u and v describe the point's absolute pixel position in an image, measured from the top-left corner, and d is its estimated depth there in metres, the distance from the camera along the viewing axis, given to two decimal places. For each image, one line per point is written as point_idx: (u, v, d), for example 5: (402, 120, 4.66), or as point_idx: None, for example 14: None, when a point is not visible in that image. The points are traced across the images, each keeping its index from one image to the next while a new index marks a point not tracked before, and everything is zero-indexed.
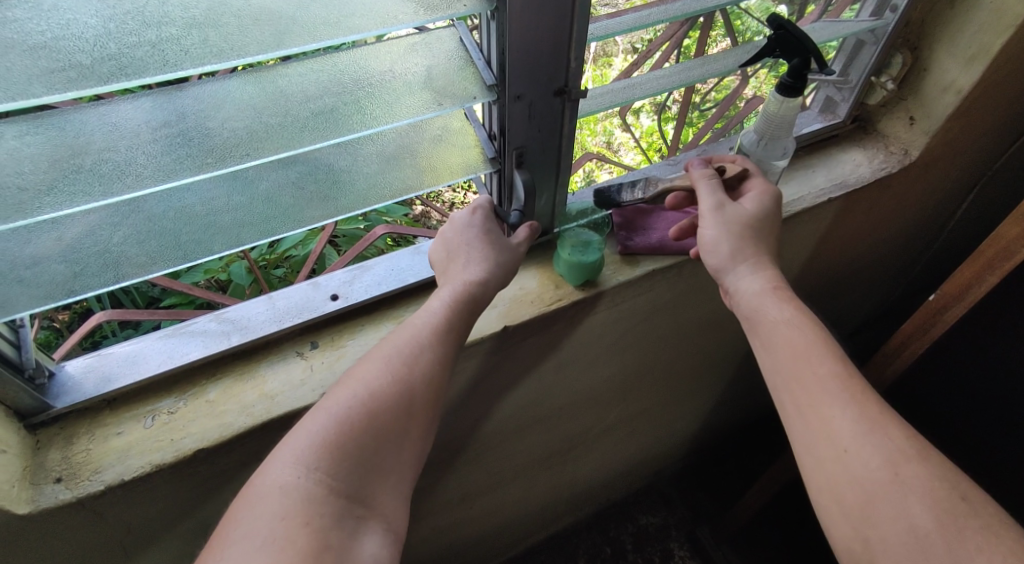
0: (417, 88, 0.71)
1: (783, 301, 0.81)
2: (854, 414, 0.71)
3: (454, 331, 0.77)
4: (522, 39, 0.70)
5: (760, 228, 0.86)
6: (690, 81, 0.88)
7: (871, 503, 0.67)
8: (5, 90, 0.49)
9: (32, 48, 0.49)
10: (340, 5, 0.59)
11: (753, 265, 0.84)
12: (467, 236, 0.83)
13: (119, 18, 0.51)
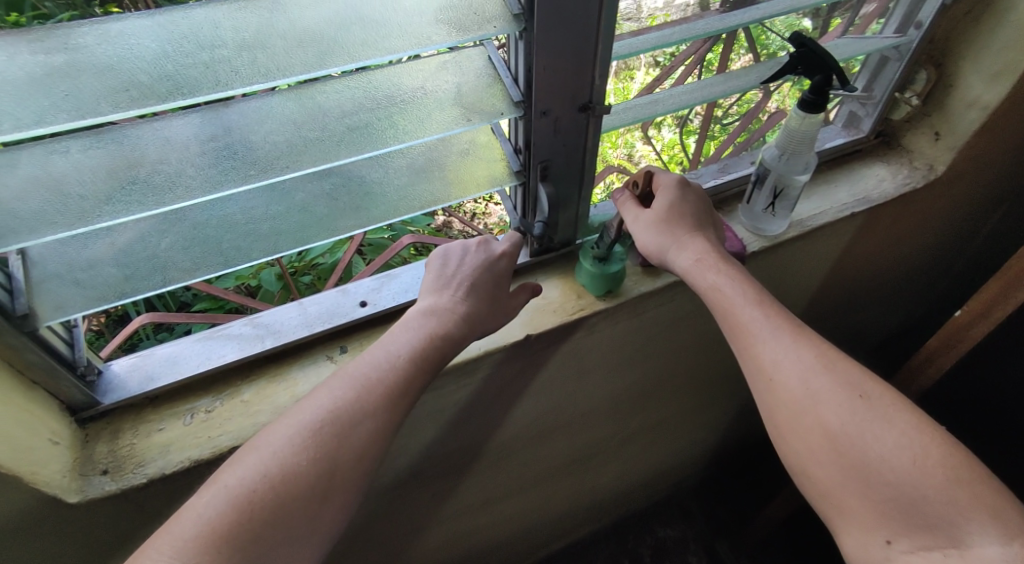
0: (447, 104, 0.74)
1: (709, 271, 0.83)
2: (779, 343, 0.76)
3: (388, 399, 0.72)
4: (547, 58, 0.73)
5: (678, 219, 0.87)
6: (711, 97, 0.90)
7: (796, 418, 0.73)
8: (76, 109, 0.53)
9: (100, 69, 0.54)
10: (377, 27, 0.62)
11: (681, 250, 0.85)
12: (470, 277, 0.84)
13: (177, 41, 0.55)
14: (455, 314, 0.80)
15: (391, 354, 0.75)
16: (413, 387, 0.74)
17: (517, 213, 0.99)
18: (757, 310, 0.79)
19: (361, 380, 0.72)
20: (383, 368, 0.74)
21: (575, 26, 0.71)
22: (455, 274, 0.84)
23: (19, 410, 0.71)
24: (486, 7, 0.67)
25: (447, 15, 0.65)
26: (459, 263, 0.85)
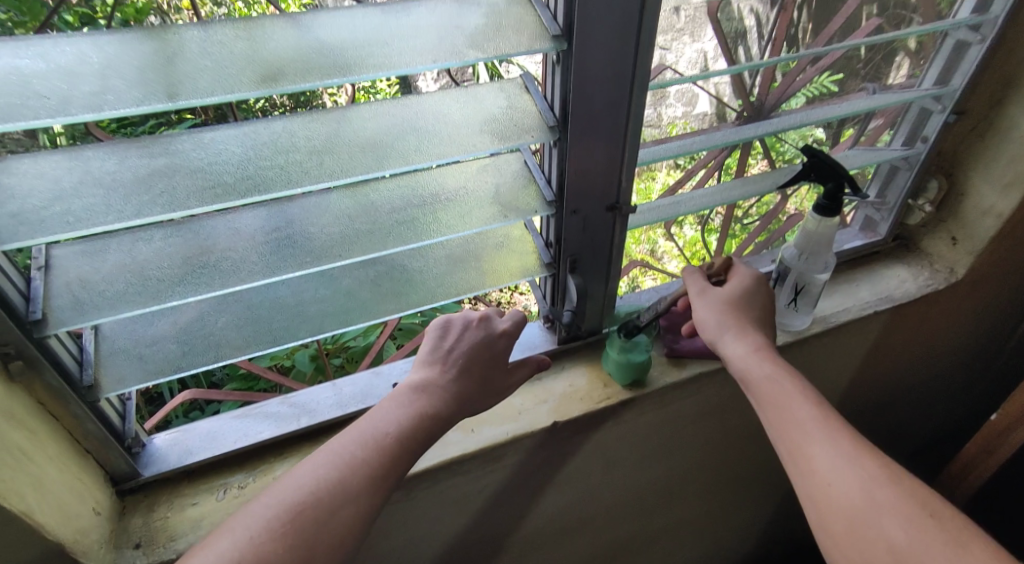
0: (486, 202, 0.81)
1: (768, 361, 0.83)
2: (824, 437, 0.74)
3: (381, 480, 0.69)
4: (579, 163, 0.80)
5: (743, 308, 0.90)
6: (730, 200, 0.96)
7: (857, 531, 0.68)
8: (168, 202, 0.60)
9: (193, 171, 0.62)
10: (429, 136, 0.70)
11: (739, 334, 0.86)
12: (465, 355, 0.83)
13: (258, 147, 0.64)
14: (446, 394, 0.78)
15: (372, 431, 0.72)
16: (397, 468, 0.71)
17: (546, 303, 1.04)
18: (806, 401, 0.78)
19: (341, 458, 0.69)
20: (364, 446, 0.70)
21: (605, 135, 0.78)
22: (450, 350, 0.83)
23: (72, 478, 0.75)
24: (524, 121, 0.74)
25: (491, 127, 0.72)
26: (451, 338, 0.84)
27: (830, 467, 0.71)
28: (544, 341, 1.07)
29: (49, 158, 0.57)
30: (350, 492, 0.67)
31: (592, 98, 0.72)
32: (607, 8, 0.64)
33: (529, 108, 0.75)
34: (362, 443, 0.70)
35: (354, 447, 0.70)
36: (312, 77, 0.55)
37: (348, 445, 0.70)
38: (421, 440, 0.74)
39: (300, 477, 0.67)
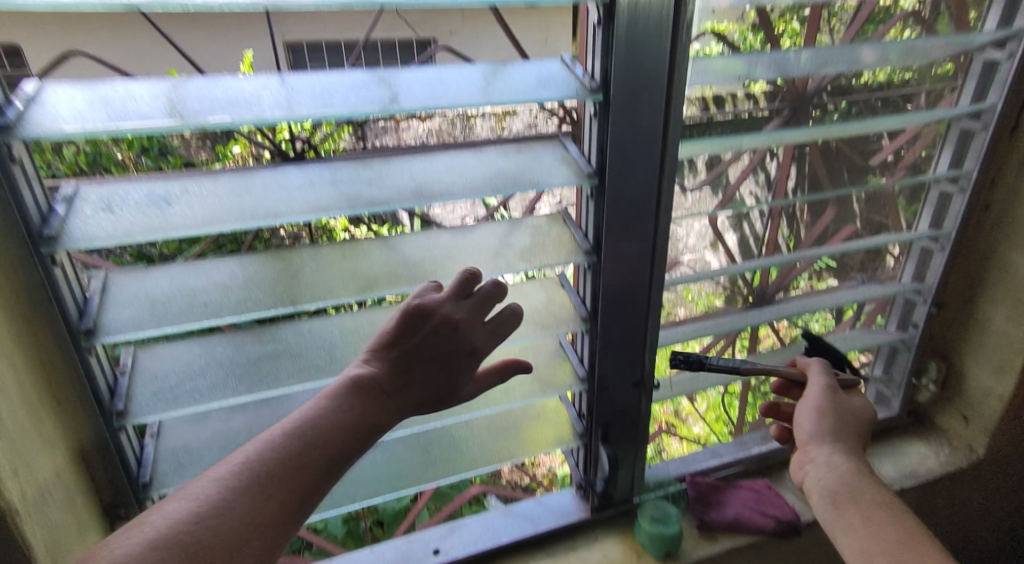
0: (527, 378, 0.93)
1: (875, 495, 0.80)
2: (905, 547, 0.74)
3: (300, 502, 0.56)
4: (608, 346, 0.89)
5: (854, 424, 0.86)
6: (743, 375, 1.06)
7: None
8: (269, 379, 0.72)
9: (291, 353, 0.75)
10: None
11: (841, 449, 0.84)
12: (427, 346, 0.66)
13: (344, 333, 0.78)
14: (394, 397, 0.64)
15: (279, 455, 0.56)
16: (319, 486, 0.57)
17: (579, 469, 1.09)
18: (876, 504, 0.79)
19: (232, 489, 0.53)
20: (264, 470, 0.55)
21: (631, 321, 0.88)
22: (405, 341, 0.66)
23: None
24: (558, 313, 0.87)
25: (534, 316, 0.86)
26: (418, 324, 0.65)
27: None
28: (577, 508, 1.11)
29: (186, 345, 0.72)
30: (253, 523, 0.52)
31: (616, 292, 0.84)
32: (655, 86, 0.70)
33: (562, 303, 0.89)
34: (265, 462, 0.55)
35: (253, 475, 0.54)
36: (399, 284, 0.70)
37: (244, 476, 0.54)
38: (344, 457, 0.59)
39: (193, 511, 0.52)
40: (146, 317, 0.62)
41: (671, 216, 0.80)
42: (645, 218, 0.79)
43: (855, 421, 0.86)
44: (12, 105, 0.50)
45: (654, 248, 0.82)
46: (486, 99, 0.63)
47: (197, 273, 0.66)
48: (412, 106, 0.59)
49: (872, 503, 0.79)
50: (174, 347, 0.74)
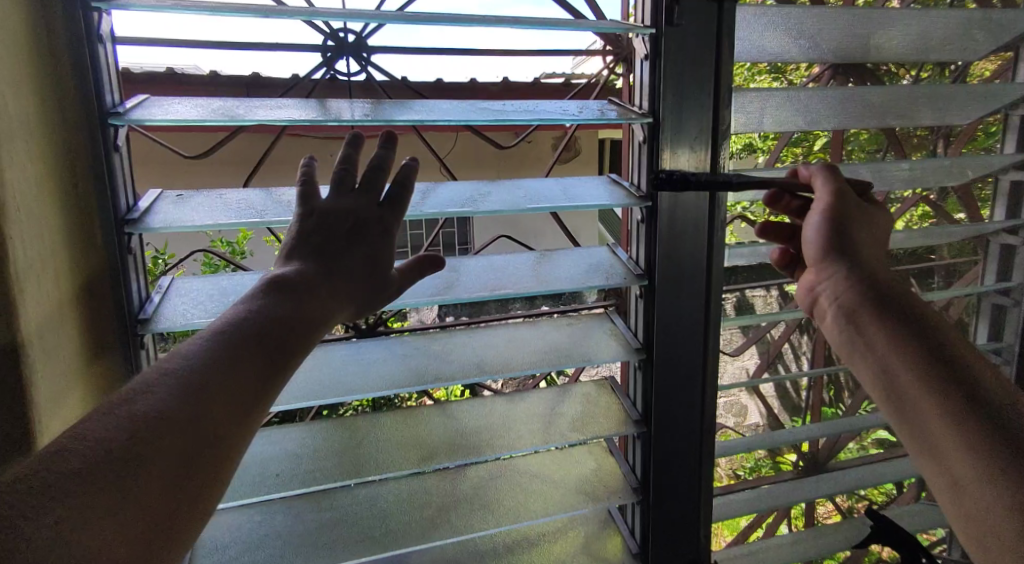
0: (577, 551, 0.90)
1: (891, 314, 0.62)
2: (926, 380, 0.57)
3: (247, 388, 0.50)
4: (663, 519, 0.86)
5: (864, 239, 0.67)
6: (805, 554, 1.00)
7: None
8: (320, 553, 0.74)
9: (344, 524, 0.78)
10: (533, 496, 0.84)
11: (851, 265, 0.65)
12: (326, 217, 0.64)
13: (397, 504, 0.81)
14: (321, 287, 0.60)
15: (191, 364, 0.49)
16: (258, 373, 0.51)
17: None
18: (893, 336, 0.60)
19: (133, 412, 0.45)
20: (174, 377, 0.48)
21: (684, 498, 0.86)
22: (307, 222, 0.64)
23: None
24: (609, 483, 0.87)
25: (583, 488, 0.86)
26: (328, 214, 0.64)
27: (943, 424, 0.55)
28: None
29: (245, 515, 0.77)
30: (175, 434, 0.45)
31: (669, 469, 0.84)
32: (692, 246, 0.76)
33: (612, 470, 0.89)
34: (174, 371, 0.48)
35: (166, 392, 0.47)
36: (458, 456, 0.76)
37: (151, 400, 0.46)
38: (275, 348, 0.53)
39: (57, 453, 0.41)
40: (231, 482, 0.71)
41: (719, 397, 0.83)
42: (693, 394, 0.82)
43: (870, 235, 0.67)
44: (152, 296, 0.71)
45: (704, 425, 0.83)
46: (541, 284, 0.77)
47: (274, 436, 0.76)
48: (478, 293, 0.75)
49: (891, 335, 0.60)
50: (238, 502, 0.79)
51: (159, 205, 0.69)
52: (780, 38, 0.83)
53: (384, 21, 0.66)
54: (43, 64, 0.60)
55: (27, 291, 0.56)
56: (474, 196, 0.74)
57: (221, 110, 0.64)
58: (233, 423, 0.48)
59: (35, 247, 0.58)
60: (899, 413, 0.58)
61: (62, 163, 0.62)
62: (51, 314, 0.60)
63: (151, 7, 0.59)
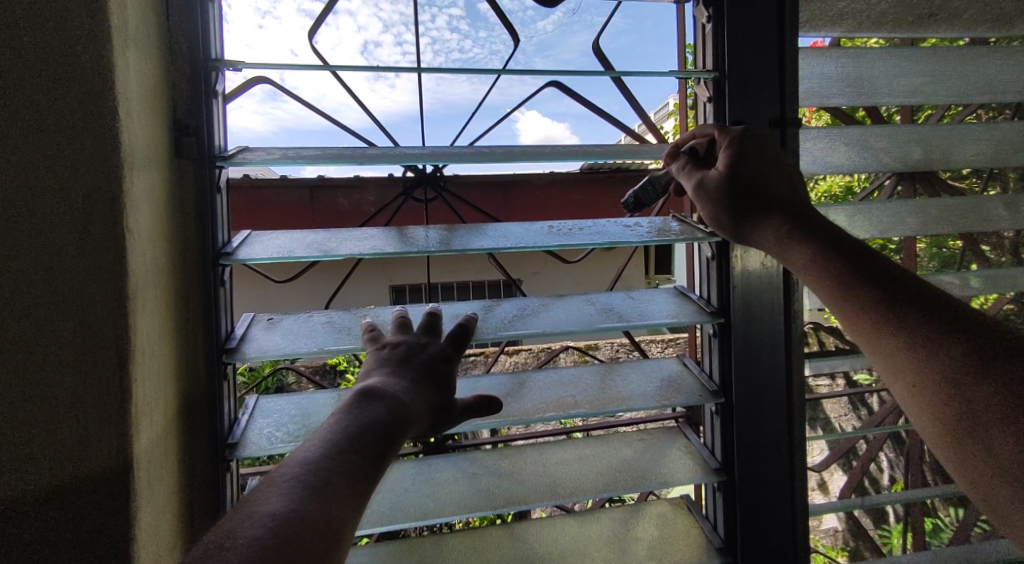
0: None
1: (806, 249, 0.81)
2: (938, 354, 0.70)
3: (352, 468, 0.64)
4: None
5: (750, 173, 0.87)
6: None
7: (975, 424, 0.67)
8: None
9: None
10: (614, 546, 0.96)
11: (765, 228, 0.86)
12: (408, 363, 0.80)
13: (494, 540, 0.96)
14: (407, 406, 0.76)
15: (306, 469, 0.63)
16: (363, 462, 0.65)
17: None
18: (984, 387, 0.67)
19: (271, 521, 0.58)
20: (302, 471, 0.63)
21: (775, 552, 0.95)
22: (387, 353, 0.82)
23: None
24: (679, 546, 0.97)
25: (653, 552, 0.96)
26: (414, 354, 0.82)
27: None
28: None
29: (359, 550, 0.93)
30: (313, 533, 0.58)
31: (758, 532, 0.94)
32: (760, 412, 0.93)
33: (691, 526, 1.00)
34: (304, 467, 0.63)
35: (289, 501, 0.60)
36: (558, 496, 0.91)
37: (278, 505, 0.59)
38: (371, 460, 0.66)
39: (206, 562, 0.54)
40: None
41: (806, 465, 0.95)
42: (778, 464, 0.94)
43: (896, 275, 0.76)
44: (237, 419, 0.92)
45: (794, 497, 0.95)
46: (629, 405, 0.91)
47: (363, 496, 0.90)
48: (563, 415, 0.89)
49: (973, 382, 0.67)
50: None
51: (252, 330, 0.91)
52: (835, 151, 1.01)
53: (444, 159, 0.88)
54: (170, 228, 0.81)
55: (144, 423, 0.73)
56: (539, 307, 0.94)
57: (315, 246, 0.87)
58: (344, 508, 0.61)
59: (152, 384, 0.75)
60: (1002, 475, 0.65)
61: (178, 294, 0.82)
62: (158, 442, 0.76)
63: (258, 161, 0.84)
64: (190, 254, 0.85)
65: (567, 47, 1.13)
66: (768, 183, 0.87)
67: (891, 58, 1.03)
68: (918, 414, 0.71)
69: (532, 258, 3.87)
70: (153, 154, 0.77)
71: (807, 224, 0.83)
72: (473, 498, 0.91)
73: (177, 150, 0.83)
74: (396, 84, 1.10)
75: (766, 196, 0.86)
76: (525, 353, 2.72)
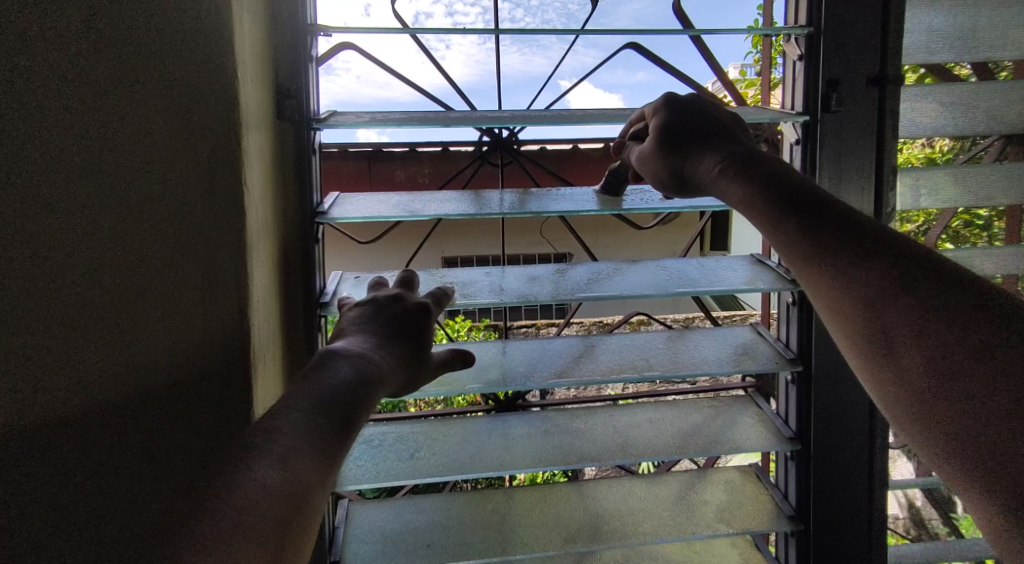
0: None
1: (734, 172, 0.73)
2: (861, 270, 0.59)
3: (319, 434, 0.61)
4: (822, 551, 0.94)
5: (682, 124, 0.82)
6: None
7: (892, 344, 0.56)
8: (510, 536, 0.93)
9: (520, 521, 0.95)
10: (685, 508, 0.97)
11: (700, 161, 0.79)
12: (383, 320, 0.79)
13: (565, 495, 0.99)
14: (378, 356, 0.73)
15: (290, 425, 0.61)
16: (329, 433, 0.62)
17: None
18: (903, 302, 0.56)
19: (257, 483, 0.54)
20: (285, 427, 0.60)
21: (847, 522, 0.94)
22: (364, 311, 0.81)
23: None
24: (748, 509, 0.97)
25: (723, 515, 0.96)
26: (386, 307, 0.81)
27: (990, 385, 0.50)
28: None
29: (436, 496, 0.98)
30: (282, 490, 0.55)
31: (832, 501, 0.94)
32: (839, 383, 0.91)
33: (761, 493, 1.00)
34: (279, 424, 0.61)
35: (270, 457, 0.57)
36: (631, 456, 0.92)
37: (256, 458, 0.57)
38: (336, 423, 0.63)
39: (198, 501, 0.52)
40: (384, 467, 0.90)
41: (885, 439, 0.93)
42: (856, 435, 0.92)
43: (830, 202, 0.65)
44: None
45: (870, 469, 0.93)
46: (704, 369, 0.91)
47: (439, 445, 0.94)
48: (635, 376, 0.89)
49: (892, 300, 0.56)
50: (419, 503, 0.98)
51: (342, 286, 0.97)
52: (935, 112, 0.96)
53: (523, 121, 0.88)
54: (274, 188, 0.86)
55: (255, 366, 0.79)
56: (612, 272, 0.94)
57: (399, 207, 0.89)
58: (315, 474, 0.59)
59: (259, 331, 0.81)
60: (919, 403, 0.53)
61: (279, 249, 0.88)
62: (264, 382, 0.82)
63: (350, 124, 0.87)
64: (289, 214, 0.90)
65: (619, 15, 1.11)
66: (698, 127, 0.81)
67: (1008, 9, 0.95)
68: (840, 335, 0.60)
69: (586, 229, 3.85)
70: (259, 112, 0.81)
71: (739, 157, 0.75)
72: (547, 453, 0.93)
73: (279, 113, 0.87)
74: (446, 55, 1.13)
75: (694, 139, 0.81)
76: (580, 327, 2.71)
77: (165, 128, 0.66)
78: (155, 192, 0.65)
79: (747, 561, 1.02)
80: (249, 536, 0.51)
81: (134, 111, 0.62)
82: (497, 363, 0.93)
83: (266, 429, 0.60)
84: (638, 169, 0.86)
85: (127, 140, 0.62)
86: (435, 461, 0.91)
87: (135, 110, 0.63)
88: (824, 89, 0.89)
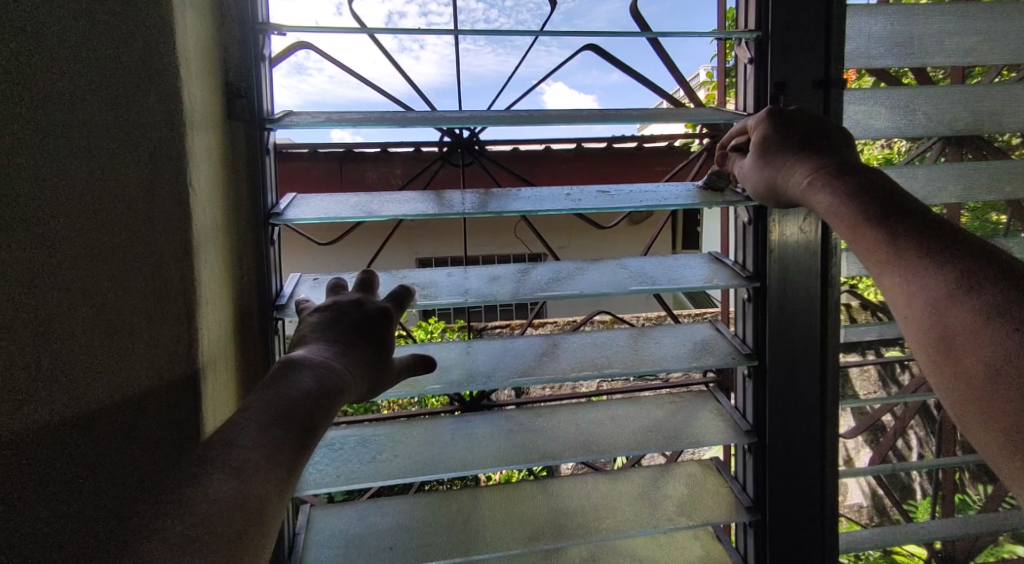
0: None
1: (827, 190, 0.78)
2: (934, 276, 0.67)
3: (275, 443, 0.61)
4: (779, 541, 0.97)
5: (782, 139, 0.84)
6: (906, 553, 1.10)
7: (957, 346, 0.64)
8: (475, 536, 0.93)
9: (484, 520, 0.95)
10: (648, 504, 0.99)
11: (793, 171, 0.83)
12: (342, 324, 0.78)
13: (530, 493, 0.99)
14: (336, 362, 0.72)
15: (246, 436, 0.61)
16: (286, 444, 0.62)
17: None
18: (969, 310, 0.64)
19: (209, 498, 0.55)
20: (243, 439, 0.60)
21: (803, 512, 0.97)
22: (323, 315, 0.80)
23: None
24: (708, 502, 0.99)
25: (683, 509, 0.98)
26: (348, 311, 0.80)
27: None
28: None
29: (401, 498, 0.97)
30: (236, 502, 0.55)
31: (788, 492, 0.96)
32: (794, 379, 0.94)
33: (720, 486, 1.02)
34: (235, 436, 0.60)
35: (226, 471, 0.57)
36: (593, 454, 0.93)
37: (211, 471, 0.56)
38: (294, 433, 0.63)
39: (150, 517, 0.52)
40: (346, 470, 0.90)
41: (837, 432, 0.96)
42: (810, 429, 0.95)
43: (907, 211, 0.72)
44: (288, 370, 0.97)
45: (823, 462, 0.96)
46: (662, 366, 0.92)
47: (402, 447, 0.94)
48: (594, 374, 0.90)
49: (958, 306, 0.65)
50: (383, 505, 0.97)
51: (300, 288, 0.96)
52: (881, 115, 0.99)
53: (483, 122, 0.88)
54: (226, 189, 0.84)
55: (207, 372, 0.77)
56: (573, 271, 0.95)
57: (357, 209, 0.89)
58: (271, 485, 0.59)
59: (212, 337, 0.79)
60: (974, 397, 0.62)
61: (231, 251, 0.86)
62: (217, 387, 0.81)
63: (306, 124, 0.86)
64: (243, 216, 0.89)
65: (595, 15, 1.12)
66: (802, 137, 0.84)
67: (946, 16, 1.00)
68: (909, 329, 0.69)
69: (558, 229, 3.87)
70: (205, 115, 0.79)
71: (835, 170, 0.79)
72: (509, 452, 0.93)
73: (229, 114, 0.86)
74: (420, 56, 1.12)
75: (794, 148, 0.83)
76: (552, 326, 2.71)
77: (107, 127, 0.65)
78: (98, 198, 0.64)
79: (708, 552, 1.03)
80: (204, 550, 0.52)
81: (75, 116, 0.61)
82: (460, 363, 0.93)
83: (220, 442, 0.60)
84: (740, 182, 0.91)
85: (72, 142, 0.61)
86: (397, 463, 0.91)
87: (77, 111, 0.61)
88: (773, 92, 0.92)
